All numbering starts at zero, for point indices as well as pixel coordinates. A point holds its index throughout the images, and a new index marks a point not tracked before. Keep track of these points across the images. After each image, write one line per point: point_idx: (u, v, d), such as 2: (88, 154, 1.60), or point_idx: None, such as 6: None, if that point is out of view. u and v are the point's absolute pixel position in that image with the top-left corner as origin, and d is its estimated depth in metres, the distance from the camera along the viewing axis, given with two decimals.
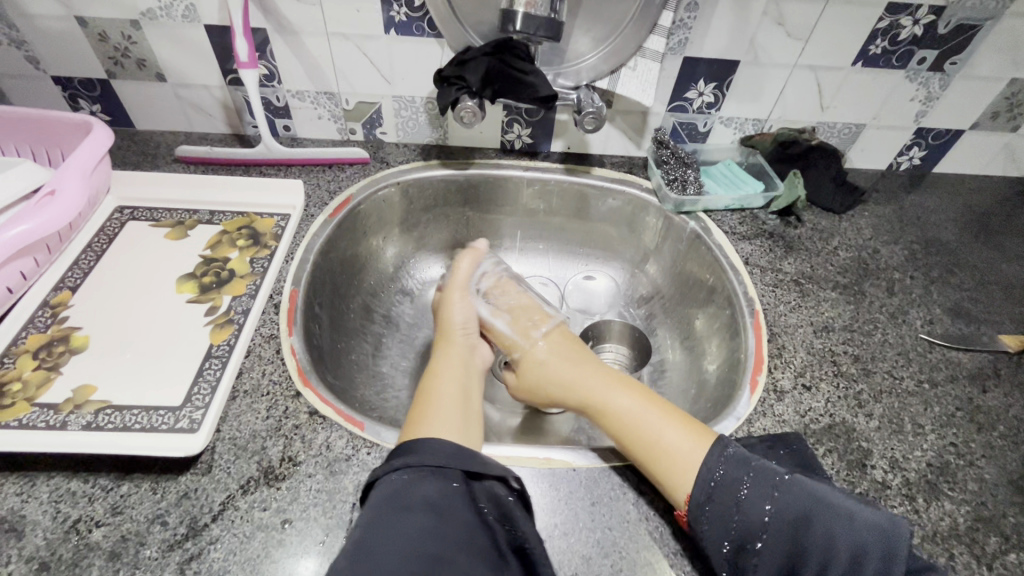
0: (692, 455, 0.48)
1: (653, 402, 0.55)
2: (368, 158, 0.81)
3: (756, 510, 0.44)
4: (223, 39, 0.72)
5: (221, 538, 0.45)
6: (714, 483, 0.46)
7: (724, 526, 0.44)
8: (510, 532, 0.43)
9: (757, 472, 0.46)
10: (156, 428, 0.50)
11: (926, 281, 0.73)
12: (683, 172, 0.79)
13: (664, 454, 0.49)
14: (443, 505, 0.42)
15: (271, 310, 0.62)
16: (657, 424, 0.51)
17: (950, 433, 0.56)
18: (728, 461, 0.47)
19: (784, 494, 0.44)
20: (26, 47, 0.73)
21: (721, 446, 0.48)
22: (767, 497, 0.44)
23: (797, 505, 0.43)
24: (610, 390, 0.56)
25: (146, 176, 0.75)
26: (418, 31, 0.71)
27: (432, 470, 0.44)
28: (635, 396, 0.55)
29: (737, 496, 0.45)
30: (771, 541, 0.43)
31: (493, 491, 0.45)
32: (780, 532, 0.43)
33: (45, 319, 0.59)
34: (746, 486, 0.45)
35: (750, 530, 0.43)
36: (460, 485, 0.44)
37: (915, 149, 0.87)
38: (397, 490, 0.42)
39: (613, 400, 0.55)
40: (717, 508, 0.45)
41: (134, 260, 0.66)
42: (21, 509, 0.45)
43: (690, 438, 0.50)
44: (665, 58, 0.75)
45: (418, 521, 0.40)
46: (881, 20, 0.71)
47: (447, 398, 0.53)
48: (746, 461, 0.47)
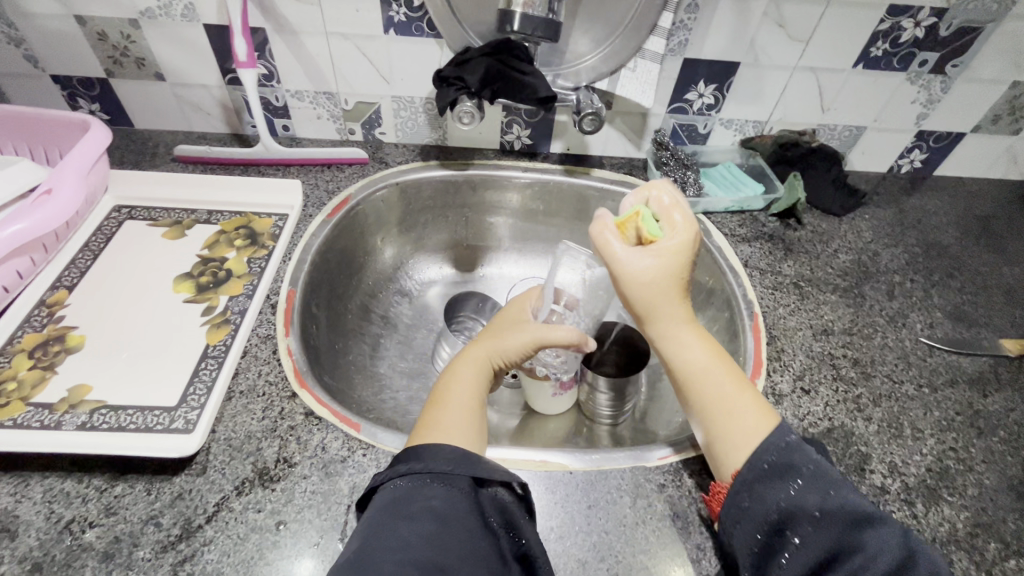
0: (751, 434, 0.46)
1: (723, 357, 0.51)
2: (366, 158, 0.81)
3: (808, 502, 0.40)
4: (222, 38, 0.72)
5: (215, 539, 0.44)
6: (766, 466, 0.43)
7: (769, 507, 0.41)
8: (514, 540, 0.42)
9: (816, 468, 0.42)
10: (151, 428, 0.50)
11: (926, 284, 0.73)
12: (682, 174, 0.79)
13: (724, 418, 0.47)
14: (447, 512, 0.40)
15: (268, 310, 0.62)
16: (722, 386, 0.49)
17: (950, 438, 0.56)
18: (786, 448, 0.43)
19: (841, 495, 0.40)
20: (25, 45, 0.72)
21: (784, 433, 0.44)
22: (823, 493, 0.40)
23: (849, 508, 0.39)
24: (678, 334, 0.51)
25: (144, 175, 0.75)
26: (417, 32, 0.71)
27: (438, 477, 0.42)
28: (705, 347, 0.51)
29: (788, 489, 0.41)
30: (816, 536, 0.39)
31: (500, 499, 0.44)
32: (826, 529, 0.39)
33: (41, 318, 0.59)
34: (803, 476, 0.41)
35: (796, 519, 0.40)
36: (467, 491, 0.42)
37: (916, 151, 0.86)
38: (401, 497, 0.41)
39: (679, 348, 0.51)
40: (765, 491, 0.42)
41: (132, 259, 0.66)
42: (14, 509, 0.45)
43: (752, 410, 0.47)
44: (665, 59, 0.74)
45: (423, 530, 0.38)
46: (882, 22, 0.70)
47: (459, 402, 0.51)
48: (808, 453, 0.43)
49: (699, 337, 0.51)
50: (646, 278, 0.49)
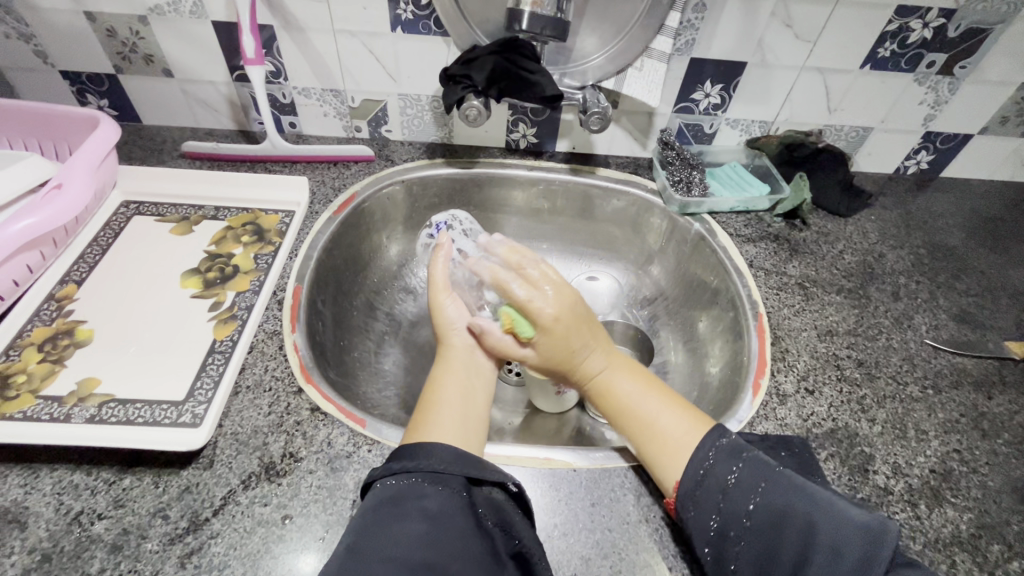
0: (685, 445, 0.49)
1: (656, 387, 0.54)
2: (372, 155, 0.81)
3: (741, 500, 0.43)
4: (230, 35, 0.72)
5: (222, 532, 0.45)
6: (703, 472, 0.46)
7: (709, 511, 0.44)
8: (509, 538, 0.42)
9: (746, 466, 0.45)
10: (158, 422, 0.50)
11: (932, 286, 0.73)
12: (688, 173, 0.79)
13: (661, 443, 0.49)
14: (440, 512, 0.40)
15: (275, 305, 0.62)
16: (648, 407, 0.52)
17: (954, 440, 0.56)
18: (720, 452, 0.46)
19: (771, 488, 0.43)
20: (35, 41, 0.73)
21: (716, 436, 0.48)
22: (753, 491, 0.43)
23: (779, 503, 0.42)
24: (602, 367, 0.55)
25: (153, 171, 0.75)
26: (424, 30, 0.71)
27: (428, 476, 0.43)
28: (636, 384, 0.54)
29: (723, 487, 0.44)
30: (751, 530, 0.42)
31: (491, 497, 0.44)
32: (761, 523, 0.42)
33: (50, 312, 0.59)
34: (734, 477, 0.45)
35: (730, 519, 0.43)
36: (458, 491, 0.42)
37: (923, 153, 0.86)
38: (394, 496, 0.41)
39: (604, 379, 0.54)
40: (704, 494, 0.45)
41: (139, 255, 0.66)
42: (24, 500, 0.45)
43: (685, 426, 0.50)
44: (672, 58, 0.74)
45: (417, 529, 0.38)
46: (891, 23, 0.70)
47: (451, 397, 0.52)
48: (738, 452, 0.46)
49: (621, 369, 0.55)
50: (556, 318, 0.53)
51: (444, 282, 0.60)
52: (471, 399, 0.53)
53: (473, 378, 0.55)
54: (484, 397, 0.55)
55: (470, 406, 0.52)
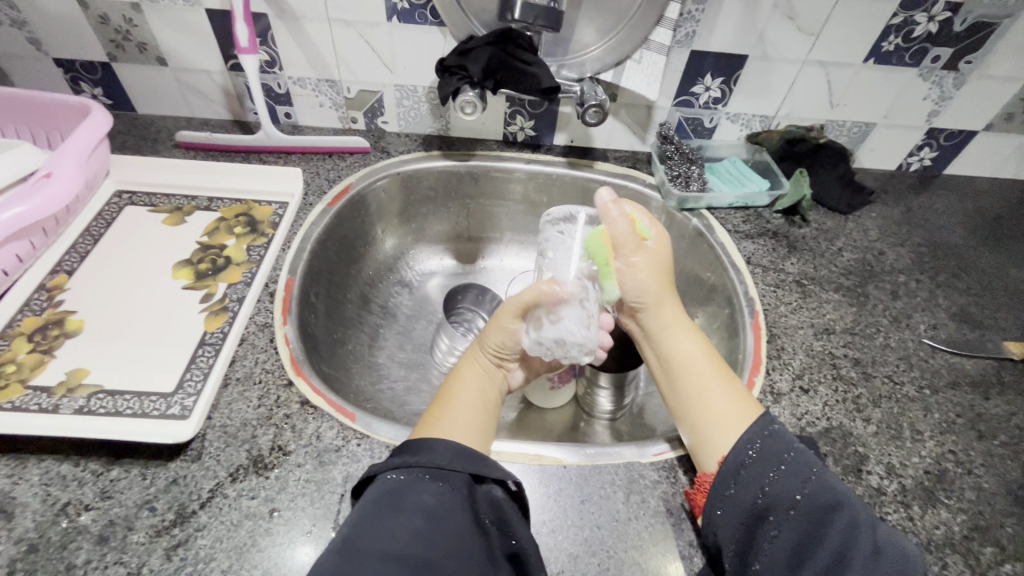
0: (734, 423, 0.48)
1: (716, 358, 0.54)
2: (368, 147, 0.80)
3: (788, 488, 0.42)
4: (224, 24, 0.71)
5: (208, 525, 0.45)
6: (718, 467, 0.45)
7: (752, 493, 0.43)
8: (505, 537, 0.42)
9: (797, 454, 0.44)
10: (147, 414, 0.50)
11: (931, 285, 0.72)
12: (687, 168, 0.78)
13: (709, 408, 0.50)
14: (438, 510, 0.40)
15: (266, 298, 0.62)
16: (706, 374, 0.52)
17: (950, 441, 0.55)
18: (768, 437, 0.45)
19: (819, 482, 0.42)
20: (27, 28, 0.72)
21: (766, 423, 0.46)
22: (801, 480, 0.42)
23: (825, 498, 0.41)
24: (674, 331, 0.56)
25: (146, 161, 0.75)
26: (420, 19, 0.70)
27: (430, 473, 0.42)
28: (701, 347, 0.55)
29: (771, 473, 0.43)
30: (795, 520, 0.41)
31: (496, 499, 0.43)
32: (804, 515, 0.40)
33: (40, 302, 0.59)
34: (784, 464, 0.43)
35: (776, 505, 0.42)
36: (460, 490, 0.41)
37: (926, 149, 0.85)
38: (392, 490, 0.41)
39: (674, 343, 0.55)
40: (749, 477, 0.44)
41: (132, 245, 0.66)
42: (11, 491, 0.45)
43: (738, 407, 0.49)
44: (671, 51, 0.73)
45: (415, 525, 0.38)
46: (895, 16, 0.69)
47: (468, 402, 0.51)
48: (789, 442, 0.45)
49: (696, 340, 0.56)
50: (646, 270, 0.56)
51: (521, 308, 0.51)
52: (485, 408, 0.52)
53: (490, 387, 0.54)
54: (496, 410, 0.54)
55: (487, 416, 0.51)
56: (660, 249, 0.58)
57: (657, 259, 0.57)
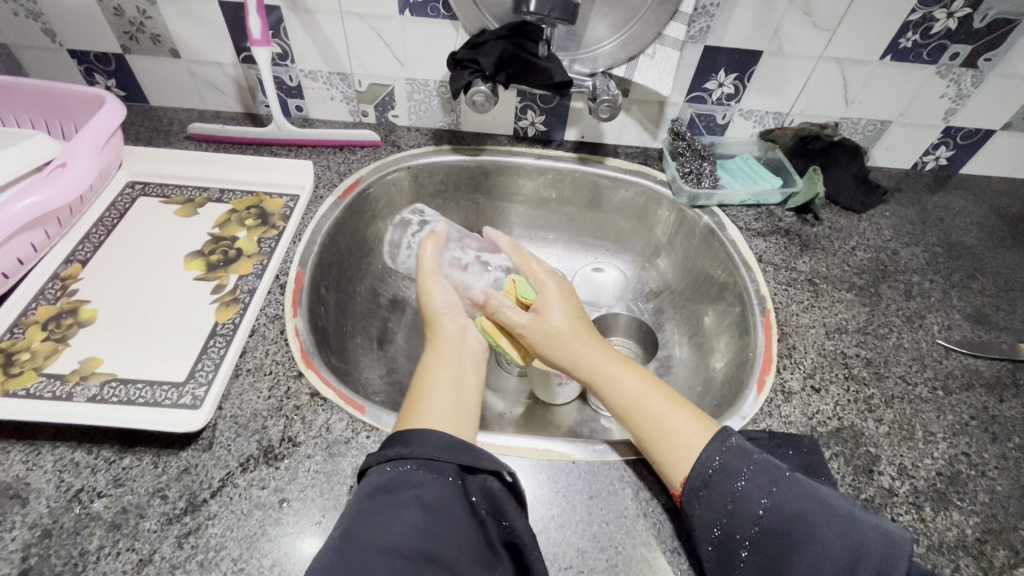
0: (686, 442, 0.47)
1: (658, 385, 0.53)
2: (379, 141, 0.80)
3: (752, 504, 0.42)
4: (237, 16, 0.71)
5: (219, 514, 0.45)
6: (714, 468, 0.44)
7: (716, 511, 0.43)
8: (502, 527, 0.42)
9: (756, 467, 0.43)
10: (159, 403, 0.51)
11: (946, 285, 0.71)
12: (698, 164, 0.77)
13: (661, 442, 0.48)
14: (432, 501, 0.40)
15: (277, 290, 0.62)
16: (653, 405, 0.50)
17: (963, 442, 0.55)
18: (728, 452, 0.45)
19: (782, 491, 0.42)
20: (43, 19, 0.73)
21: (726, 436, 0.46)
22: (764, 492, 0.42)
23: (791, 508, 0.40)
24: (609, 372, 0.54)
25: (158, 152, 0.75)
26: (432, 13, 0.70)
27: (423, 464, 0.42)
28: (639, 379, 0.53)
29: (733, 489, 0.43)
30: (762, 535, 0.41)
31: (489, 488, 0.43)
32: (769, 531, 0.40)
33: (54, 291, 0.59)
34: (744, 479, 0.43)
35: (742, 521, 0.42)
36: (452, 482, 0.42)
37: (942, 148, 0.84)
38: (385, 483, 0.41)
39: (613, 382, 0.54)
40: (713, 494, 0.43)
41: (145, 235, 0.66)
42: (26, 476, 0.46)
43: (689, 425, 0.48)
44: (685, 46, 0.72)
45: (412, 517, 0.39)
46: (914, 12, 0.68)
47: (440, 381, 0.52)
48: (748, 454, 0.44)
49: (634, 373, 0.54)
50: (557, 325, 0.57)
51: (432, 267, 0.62)
52: (455, 383, 0.52)
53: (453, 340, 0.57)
54: (478, 391, 0.54)
55: (461, 394, 0.52)
56: (562, 300, 0.59)
57: (563, 307, 0.58)
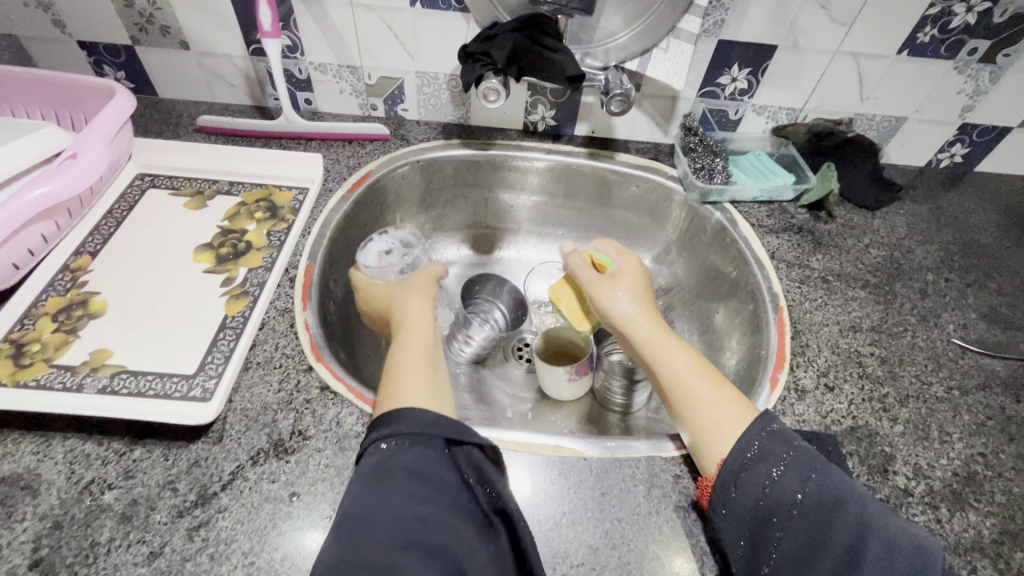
0: (728, 421, 0.47)
1: (709, 369, 0.52)
2: (388, 134, 0.80)
3: (788, 489, 0.41)
4: (247, 8, 0.71)
5: (230, 507, 0.45)
6: (750, 456, 0.44)
7: (753, 496, 0.42)
8: (491, 495, 0.42)
9: (796, 453, 0.43)
10: (169, 395, 0.50)
11: (961, 284, 0.70)
12: (711, 160, 0.76)
13: (704, 415, 0.48)
14: (422, 472, 0.40)
15: (287, 283, 0.62)
16: (700, 382, 0.50)
17: (979, 443, 0.54)
18: (769, 436, 0.44)
19: (821, 478, 0.41)
20: (53, 10, 0.72)
21: (767, 421, 0.45)
22: (801, 480, 0.41)
23: (829, 495, 0.40)
24: (661, 345, 0.54)
25: (167, 145, 0.75)
26: (444, 5, 0.69)
27: (409, 438, 0.42)
28: (687, 359, 0.52)
29: (771, 473, 0.42)
30: (797, 521, 0.40)
31: (473, 459, 0.43)
32: (805, 517, 0.40)
33: (64, 282, 0.59)
34: (782, 465, 0.42)
35: (776, 506, 0.41)
36: (440, 451, 0.42)
37: (957, 145, 0.83)
38: (376, 460, 0.41)
39: (661, 358, 0.53)
40: (748, 480, 0.43)
41: (154, 227, 0.66)
42: (36, 468, 0.46)
43: (733, 408, 0.48)
44: (699, 40, 0.72)
45: (407, 486, 0.39)
46: (932, 6, 0.67)
47: (413, 363, 0.51)
48: (789, 441, 0.44)
49: (686, 351, 0.53)
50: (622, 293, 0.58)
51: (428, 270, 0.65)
52: (427, 364, 0.51)
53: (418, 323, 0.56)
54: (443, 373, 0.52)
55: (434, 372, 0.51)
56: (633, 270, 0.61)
57: (630, 279, 0.60)
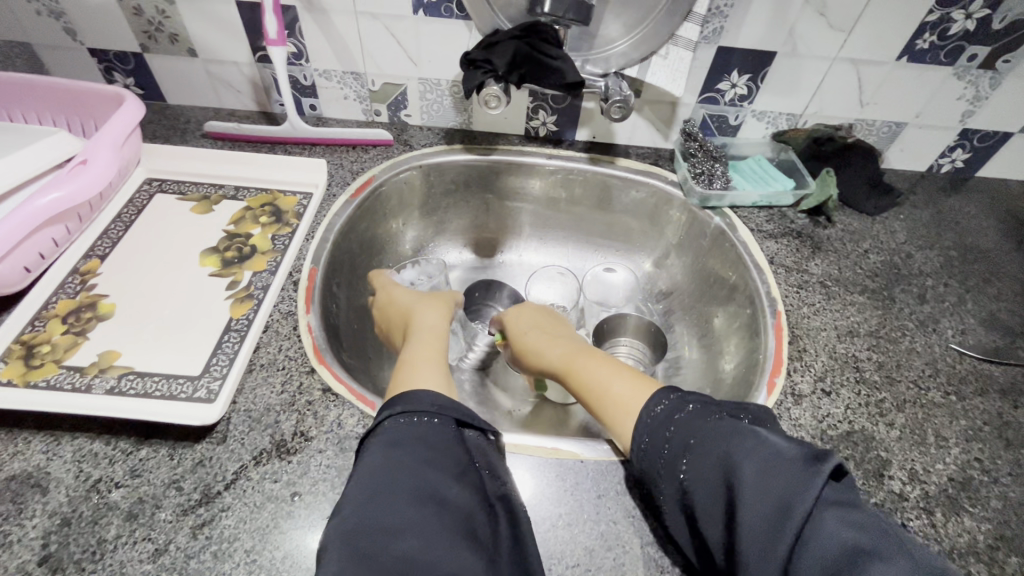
0: (633, 407, 0.50)
1: (616, 364, 0.56)
2: (391, 140, 0.81)
3: (694, 458, 0.42)
4: (254, 16, 0.72)
5: (233, 506, 0.46)
6: (669, 442, 0.45)
7: (676, 477, 0.43)
8: (497, 482, 0.45)
9: (700, 427, 0.43)
10: (175, 396, 0.52)
11: (960, 289, 0.70)
12: (711, 165, 0.77)
13: (613, 411, 0.51)
14: (439, 445, 0.43)
15: (290, 286, 0.63)
16: (605, 382, 0.54)
17: (976, 448, 0.54)
18: (651, 422, 0.47)
19: (698, 442, 0.42)
20: (65, 19, 0.74)
21: (649, 407, 0.48)
22: (683, 450, 0.43)
23: (704, 458, 0.41)
24: (571, 362, 0.59)
25: (175, 150, 0.76)
26: (445, 12, 0.70)
27: (428, 415, 0.45)
28: (597, 360, 0.57)
29: (662, 451, 0.45)
30: (708, 485, 0.40)
31: (480, 443, 0.46)
32: (710, 480, 0.40)
33: (74, 285, 0.61)
34: (670, 441, 0.45)
35: (675, 483, 0.43)
36: (452, 430, 0.45)
37: (958, 151, 0.83)
38: (393, 431, 0.43)
39: (577, 371, 0.57)
40: (670, 460, 0.44)
41: (163, 231, 0.68)
42: (46, 466, 0.47)
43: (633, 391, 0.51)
44: (698, 47, 0.72)
45: (419, 456, 0.41)
46: (931, 13, 0.67)
47: (421, 355, 0.54)
48: (670, 418, 0.46)
49: (595, 360, 0.57)
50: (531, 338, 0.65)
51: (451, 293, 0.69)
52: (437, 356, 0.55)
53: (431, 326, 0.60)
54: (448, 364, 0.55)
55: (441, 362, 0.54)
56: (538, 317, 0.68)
57: (540, 322, 0.67)
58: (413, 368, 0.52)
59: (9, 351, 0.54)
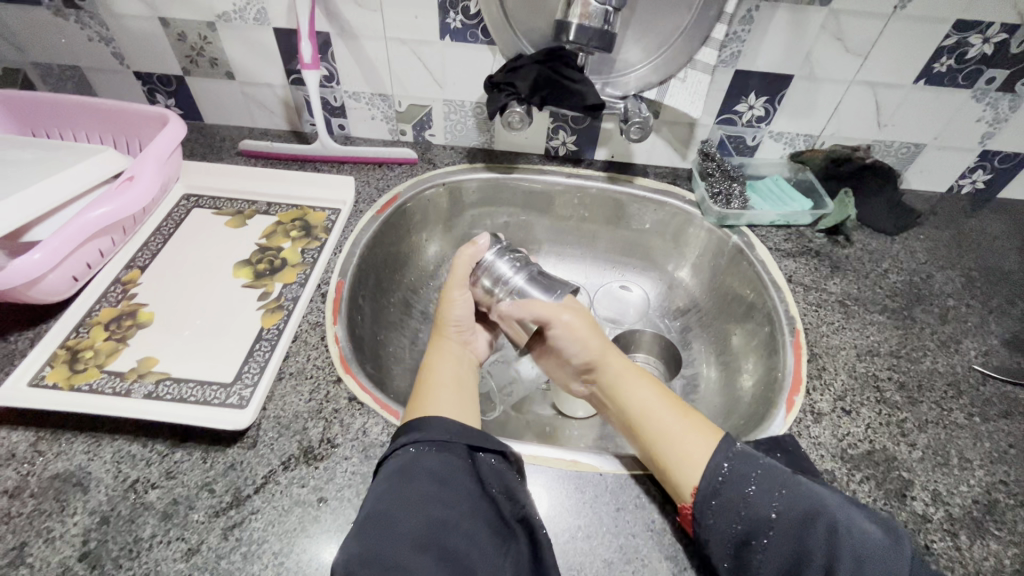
0: (696, 452, 0.47)
1: (671, 397, 0.53)
2: (415, 158, 0.84)
3: (763, 508, 0.43)
4: (289, 41, 0.76)
5: (262, 509, 0.47)
6: (722, 479, 0.45)
7: (732, 520, 0.43)
8: (516, 505, 0.46)
9: (763, 472, 0.44)
10: (208, 401, 0.54)
11: (983, 310, 0.70)
12: (728, 186, 0.78)
13: (671, 446, 0.48)
14: (449, 477, 0.44)
15: (318, 298, 0.65)
16: (664, 416, 0.51)
17: (1001, 471, 0.54)
18: (736, 458, 0.46)
19: (791, 494, 0.43)
20: (113, 44, 0.79)
21: (730, 443, 0.47)
22: (773, 496, 0.43)
23: (801, 508, 0.42)
24: (631, 380, 0.55)
25: (213, 167, 0.80)
26: (471, 39, 0.73)
27: (436, 444, 0.46)
28: (654, 391, 0.54)
29: (745, 493, 0.44)
30: (775, 541, 0.41)
31: (494, 466, 0.47)
32: (784, 533, 0.41)
33: (116, 294, 0.64)
34: (754, 484, 0.44)
35: (754, 526, 0.42)
36: (465, 459, 0.46)
37: (979, 172, 0.83)
38: (406, 462, 0.45)
39: (628, 393, 0.54)
40: (723, 501, 0.44)
41: (200, 245, 0.71)
42: (87, 466, 0.49)
43: (697, 433, 0.49)
44: (716, 70, 0.74)
45: (429, 491, 0.43)
46: (948, 37, 0.68)
47: (443, 381, 0.55)
48: (754, 459, 0.45)
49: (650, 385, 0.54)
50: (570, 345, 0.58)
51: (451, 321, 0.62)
52: (458, 383, 0.56)
53: (463, 366, 0.59)
54: (470, 389, 0.56)
55: (463, 387, 0.55)
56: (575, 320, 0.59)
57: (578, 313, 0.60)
58: (432, 392, 0.53)
59: (55, 355, 0.57)
